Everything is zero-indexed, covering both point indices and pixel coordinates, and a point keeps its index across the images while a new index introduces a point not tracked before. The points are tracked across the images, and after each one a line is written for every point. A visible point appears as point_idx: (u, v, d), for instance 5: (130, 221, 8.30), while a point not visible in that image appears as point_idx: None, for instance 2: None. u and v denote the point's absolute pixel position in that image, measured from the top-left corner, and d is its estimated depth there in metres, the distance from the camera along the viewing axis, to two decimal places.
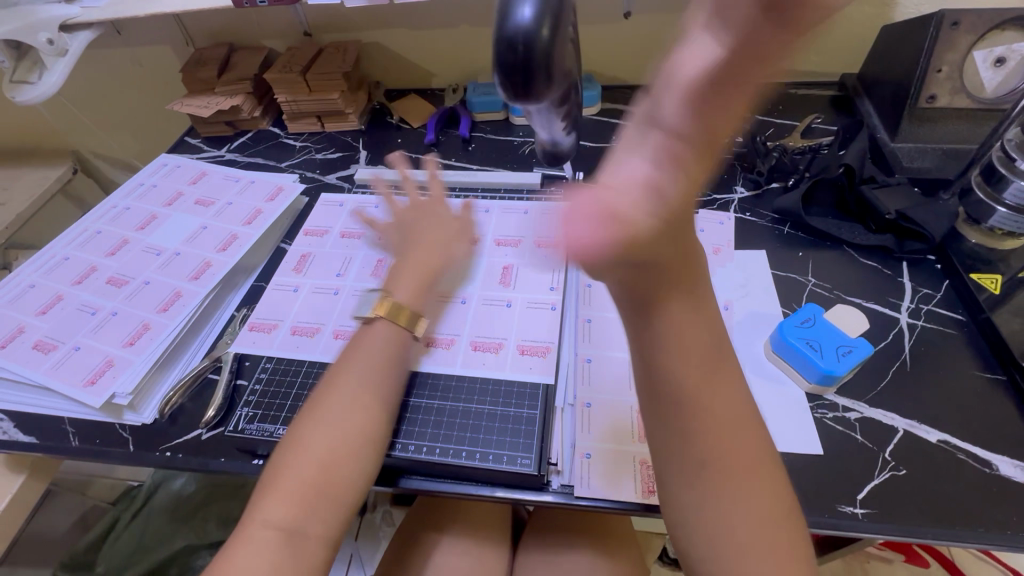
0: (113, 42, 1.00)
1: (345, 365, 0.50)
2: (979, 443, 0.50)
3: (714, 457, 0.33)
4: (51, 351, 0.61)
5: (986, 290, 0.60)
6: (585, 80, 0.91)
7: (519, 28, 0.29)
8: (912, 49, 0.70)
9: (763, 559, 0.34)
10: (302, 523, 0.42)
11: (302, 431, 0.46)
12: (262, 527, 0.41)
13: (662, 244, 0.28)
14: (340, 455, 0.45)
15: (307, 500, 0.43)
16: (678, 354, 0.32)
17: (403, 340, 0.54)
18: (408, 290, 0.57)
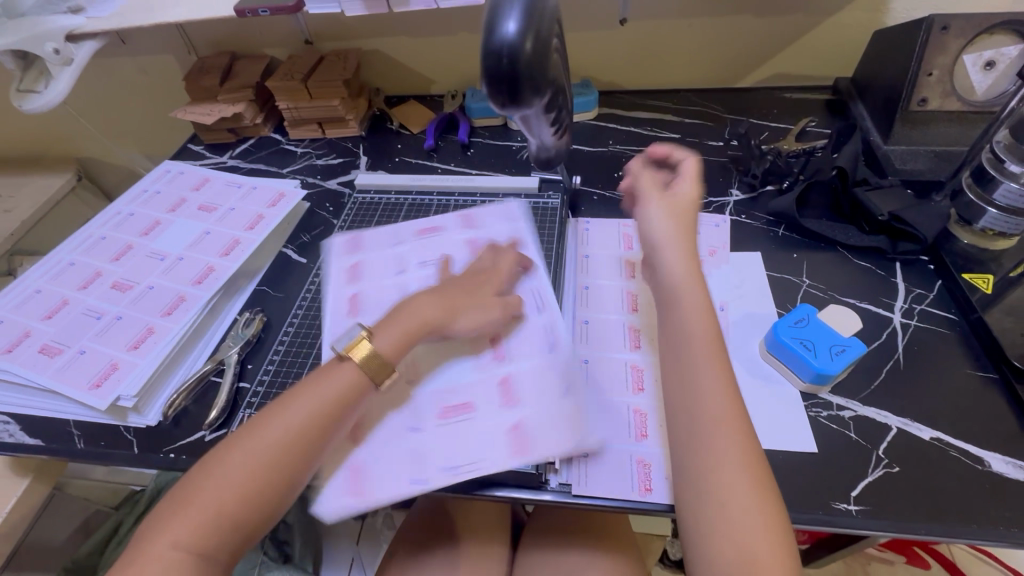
0: (117, 51, 1.01)
1: (297, 394, 0.49)
2: (972, 441, 0.51)
3: (704, 407, 0.44)
4: (57, 354, 0.61)
5: (979, 290, 0.60)
6: (582, 85, 0.93)
7: (504, 44, 0.38)
8: (903, 53, 0.72)
9: (742, 501, 0.41)
10: (208, 548, 0.43)
11: (225, 453, 0.46)
12: (168, 548, 0.42)
13: (679, 267, 0.52)
14: (250, 483, 0.45)
15: (208, 526, 0.43)
16: (697, 336, 0.48)
17: (362, 386, 0.51)
18: (390, 338, 0.53)
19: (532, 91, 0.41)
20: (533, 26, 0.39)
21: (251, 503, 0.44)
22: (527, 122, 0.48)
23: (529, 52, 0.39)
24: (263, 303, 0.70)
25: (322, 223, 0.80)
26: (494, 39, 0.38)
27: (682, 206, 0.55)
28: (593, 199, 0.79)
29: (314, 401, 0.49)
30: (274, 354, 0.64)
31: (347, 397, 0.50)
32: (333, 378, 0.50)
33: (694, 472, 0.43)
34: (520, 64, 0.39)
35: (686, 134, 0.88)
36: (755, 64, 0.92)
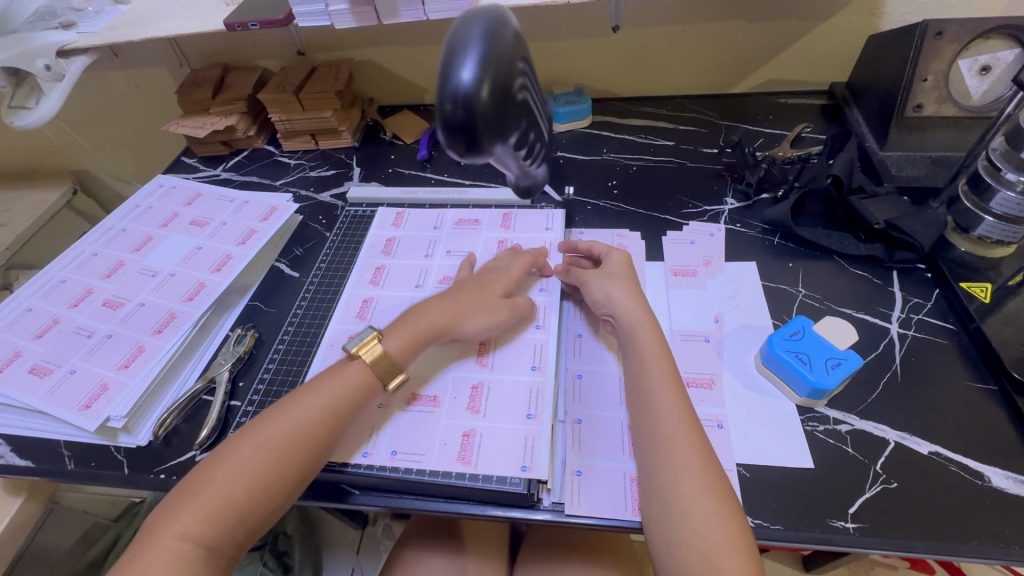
0: (110, 65, 1.01)
1: (307, 393, 0.52)
2: (971, 454, 0.50)
3: (666, 428, 0.47)
4: (47, 374, 0.61)
5: (977, 299, 0.60)
6: (575, 93, 0.92)
7: (458, 93, 0.38)
8: (898, 59, 0.71)
9: (706, 521, 0.42)
10: (215, 541, 0.44)
11: (237, 447, 0.48)
12: (179, 539, 0.43)
13: (629, 311, 0.57)
14: (258, 478, 0.46)
15: (217, 519, 0.45)
16: (653, 366, 0.52)
17: (373, 385, 0.53)
18: (400, 340, 0.56)
19: (491, 139, 0.40)
20: (489, 73, 0.38)
21: (257, 497, 0.46)
22: (499, 164, 0.47)
23: (486, 101, 0.38)
24: (259, 317, 0.70)
25: (315, 236, 0.80)
26: (448, 88, 0.38)
27: (617, 273, 0.61)
28: (588, 209, 0.78)
29: (322, 401, 0.51)
30: (264, 371, 0.64)
31: (359, 399, 0.52)
32: (343, 375, 0.53)
33: (658, 485, 0.45)
34: (476, 115, 0.38)
35: (680, 141, 0.87)
36: (749, 70, 0.91)
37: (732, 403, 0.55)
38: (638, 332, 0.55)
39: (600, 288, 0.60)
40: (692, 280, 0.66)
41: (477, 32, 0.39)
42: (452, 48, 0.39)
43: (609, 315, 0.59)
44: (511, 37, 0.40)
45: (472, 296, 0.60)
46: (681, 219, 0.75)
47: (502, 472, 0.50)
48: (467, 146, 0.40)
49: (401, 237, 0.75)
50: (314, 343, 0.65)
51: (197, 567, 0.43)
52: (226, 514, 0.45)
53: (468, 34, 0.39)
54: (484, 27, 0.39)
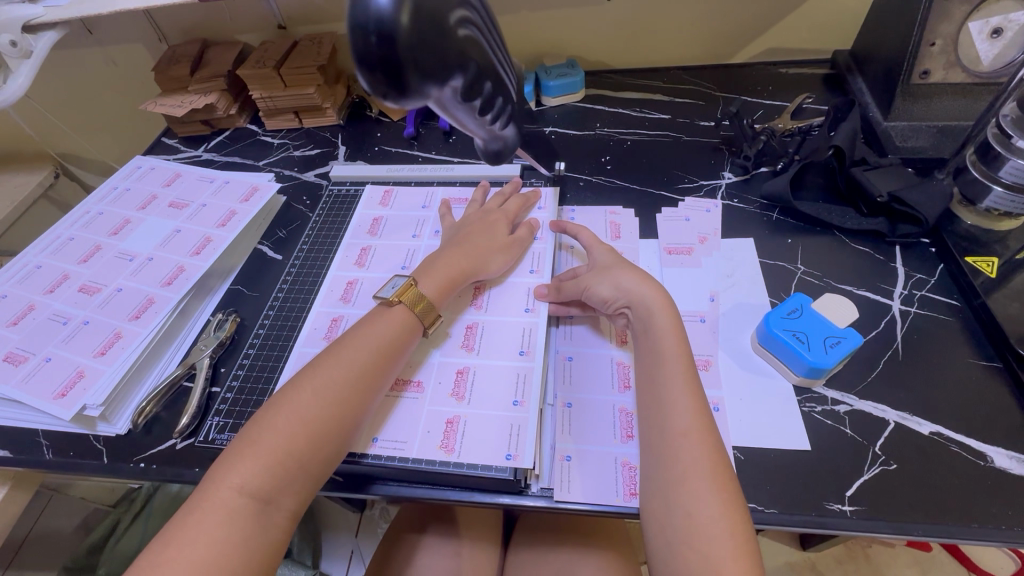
0: (84, 42, 0.97)
1: (353, 339, 0.51)
2: (975, 435, 0.48)
3: (682, 418, 0.46)
4: (22, 363, 0.59)
5: (982, 274, 0.57)
6: (568, 65, 0.88)
7: (370, 16, 0.37)
8: (905, 22, 0.67)
9: (718, 523, 0.41)
10: (273, 493, 0.43)
11: (289, 401, 0.46)
12: (234, 492, 0.42)
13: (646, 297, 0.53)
14: (315, 429, 0.45)
15: (276, 468, 0.43)
16: (669, 357, 0.49)
17: (413, 329, 0.54)
18: (434, 285, 0.57)
19: (411, 71, 0.39)
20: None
21: (316, 445, 0.45)
22: (439, 108, 0.46)
23: (405, 29, 0.37)
24: (242, 301, 0.68)
25: (299, 217, 0.77)
26: (364, 13, 0.37)
27: (614, 265, 0.57)
28: (580, 185, 0.75)
29: (370, 345, 0.51)
30: (244, 358, 0.62)
31: (403, 338, 0.53)
32: (386, 320, 0.53)
33: (665, 482, 0.43)
34: (391, 41, 0.37)
35: (676, 114, 0.84)
36: (749, 39, 0.87)
37: (727, 385, 0.53)
38: (657, 319, 0.52)
39: (599, 270, 0.57)
40: (687, 258, 0.64)
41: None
42: None
43: (626, 308, 0.54)
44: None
45: (478, 256, 0.60)
46: (676, 195, 0.72)
47: (488, 459, 0.48)
48: (387, 80, 0.39)
49: (388, 217, 0.73)
50: (294, 328, 0.63)
51: (254, 522, 0.42)
52: (287, 462, 0.44)
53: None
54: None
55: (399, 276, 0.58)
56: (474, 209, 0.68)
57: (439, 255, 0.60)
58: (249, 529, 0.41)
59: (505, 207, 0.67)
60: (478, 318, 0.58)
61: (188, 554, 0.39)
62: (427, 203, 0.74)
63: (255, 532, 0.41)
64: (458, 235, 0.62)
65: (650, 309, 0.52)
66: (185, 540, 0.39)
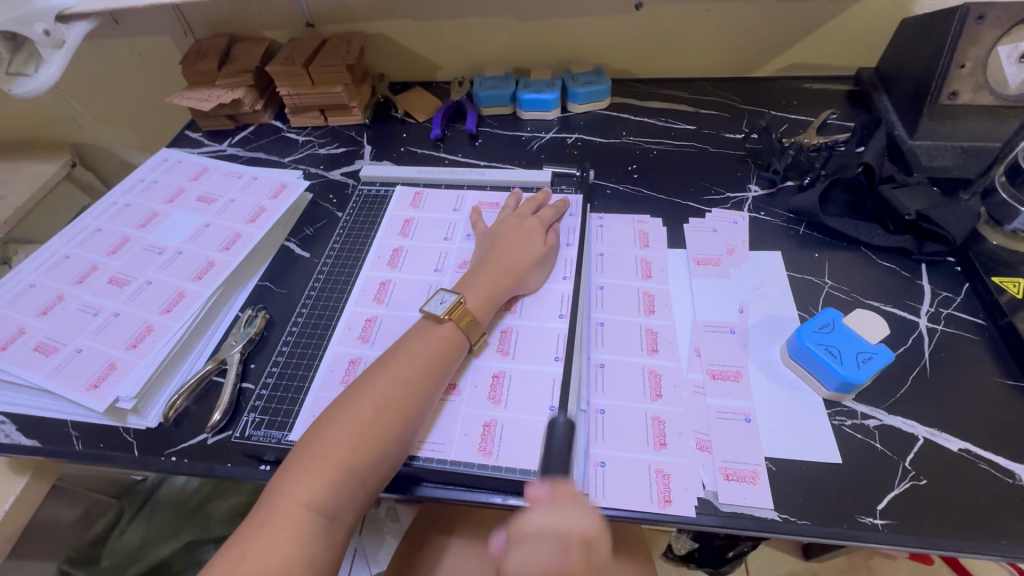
0: (111, 32, 0.97)
1: (403, 353, 0.52)
2: (1002, 453, 0.49)
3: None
4: (53, 353, 0.59)
5: (1008, 293, 0.58)
6: (595, 73, 0.89)
7: None
8: (934, 43, 0.68)
9: None
10: (337, 508, 0.44)
11: (348, 414, 0.47)
12: (303, 507, 0.42)
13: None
14: (376, 443, 0.46)
15: (339, 482, 0.44)
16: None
17: (460, 342, 0.54)
18: (478, 299, 0.57)
19: None
20: None
21: (373, 459, 0.46)
22: None
23: None
24: (270, 297, 0.68)
25: (326, 215, 0.78)
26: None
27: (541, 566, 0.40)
28: (607, 193, 0.76)
29: (420, 359, 0.51)
30: (277, 355, 0.62)
31: (451, 353, 0.53)
32: (434, 334, 0.53)
33: None
34: None
35: (701, 125, 0.85)
36: (773, 54, 0.88)
37: (759, 396, 0.54)
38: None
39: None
40: (715, 269, 0.65)
41: None
42: None
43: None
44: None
45: (514, 267, 0.61)
46: (703, 206, 0.73)
47: (527, 463, 0.49)
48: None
49: (419, 219, 0.73)
50: (327, 327, 0.63)
51: (321, 534, 0.42)
52: (349, 475, 0.44)
53: None
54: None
55: (443, 289, 0.58)
56: (507, 215, 0.68)
57: (477, 268, 0.61)
58: (317, 543, 0.42)
59: (538, 214, 0.68)
60: (513, 323, 0.60)
61: (262, 567, 0.40)
62: (456, 207, 0.74)
63: (322, 545, 0.42)
64: (495, 244, 0.63)
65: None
66: (258, 555, 0.40)
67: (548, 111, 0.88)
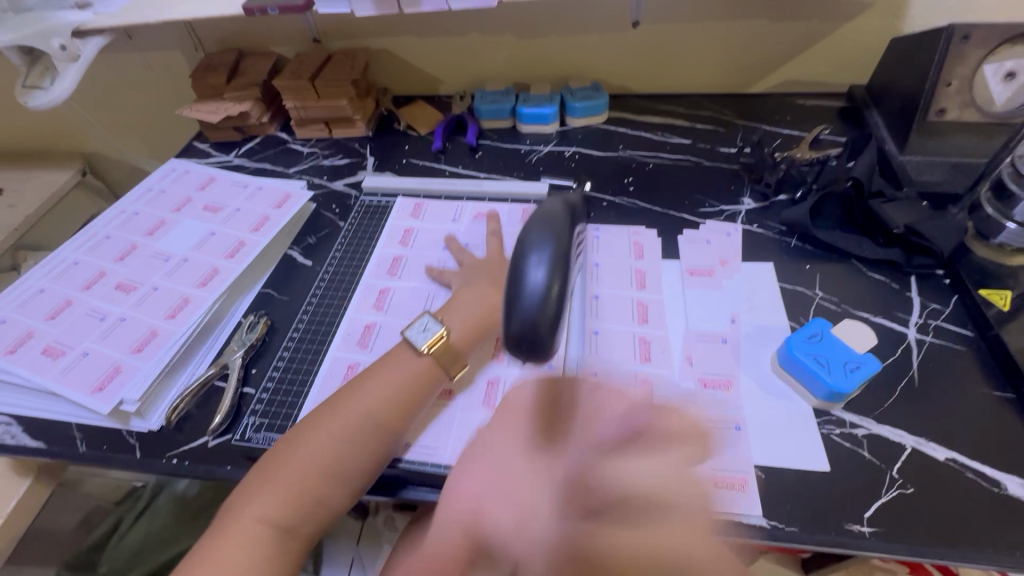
0: (124, 47, 1.00)
1: (377, 378, 0.54)
2: (989, 462, 0.50)
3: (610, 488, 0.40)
4: (60, 356, 0.61)
5: (995, 306, 0.60)
6: (592, 89, 0.91)
7: (527, 301, 0.43)
8: (922, 62, 0.70)
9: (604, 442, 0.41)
10: (293, 523, 0.47)
11: (305, 436, 0.50)
12: (254, 521, 0.46)
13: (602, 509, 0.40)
14: (334, 465, 0.49)
15: (295, 501, 0.48)
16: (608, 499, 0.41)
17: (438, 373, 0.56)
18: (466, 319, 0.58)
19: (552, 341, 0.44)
20: (554, 280, 0.44)
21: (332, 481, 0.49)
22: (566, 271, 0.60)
23: (552, 304, 0.43)
24: (272, 304, 0.70)
25: (328, 224, 0.79)
26: (520, 290, 0.44)
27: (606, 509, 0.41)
28: (603, 205, 0.78)
29: (391, 386, 0.54)
30: (278, 360, 0.63)
31: (426, 385, 0.55)
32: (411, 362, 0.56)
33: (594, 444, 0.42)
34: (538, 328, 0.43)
35: (697, 139, 0.87)
36: (768, 71, 0.90)
37: (748, 404, 0.55)
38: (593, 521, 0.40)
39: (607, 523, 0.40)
40: (708, 280, 0.66)
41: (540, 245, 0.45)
42: (523, 254, 0.45)
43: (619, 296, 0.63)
44: (558, 215, 0.49)
45: None
46: (698, 218, 0.74)
47: None
48: (535, 355, 0.44)
49: (419, 229, 0.75)
50: (328, 333, 0.65)
51: (271, 549, 0.46)
52: (303, 496, 0.48)
53: (532, 246, 0.46)
54: (552, 226, 0.47)
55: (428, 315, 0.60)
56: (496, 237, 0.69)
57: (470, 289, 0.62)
58: (267, 555, 0.45)
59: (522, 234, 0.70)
60: None
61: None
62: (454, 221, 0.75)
63: (273, 557, 0.46)
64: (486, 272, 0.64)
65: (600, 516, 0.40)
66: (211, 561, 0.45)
67: (546, 125, 0.90)
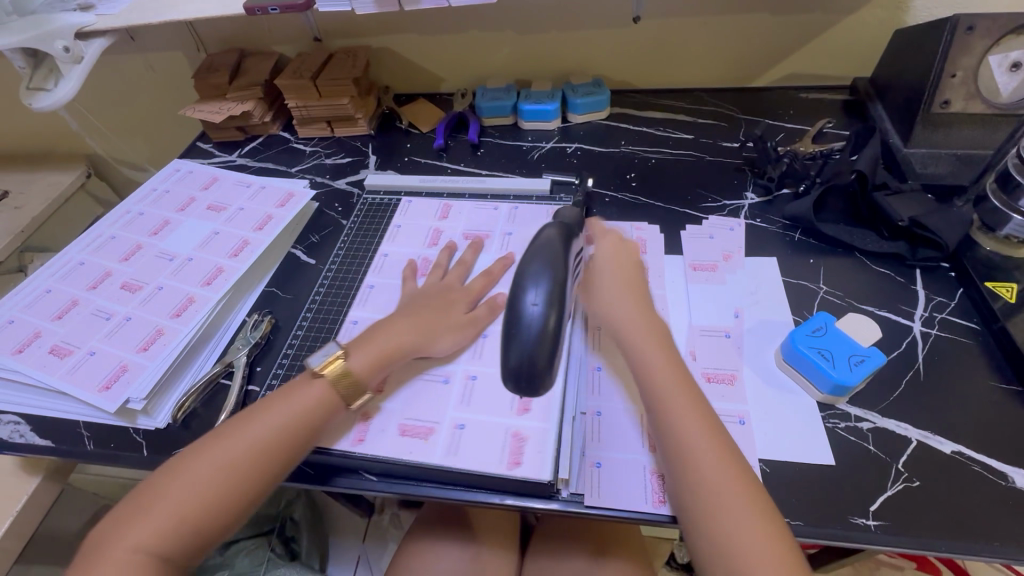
0: (127, 48, 1.01)
1: (260, 420, 0.50)
2: (995, 455, 0.49)
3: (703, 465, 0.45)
4: (67, 356, 0.62)
5: (1002, 298, 0.59)
6: (594, 85, 0.91)
7: (526, 331, 0.41)
8: (926, 53, 0.70)
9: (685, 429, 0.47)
10: (170, 552, 0.45)
11: (191, 460, 0.48)
12: (129, 552, 0.44)
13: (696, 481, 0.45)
14: (212, 495, 0.46)
15: (173, 530, 0.45)
16: (698, 457, 0.45)
17: (334, 405, 0.52)
18: (367, 356, 0.54)
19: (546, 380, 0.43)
20: (553, 304, 0.42)
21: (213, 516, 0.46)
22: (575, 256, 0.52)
23: (551, 331, 0.42)
24: (276, 303, 0.70)
25: (331, 223, 0.80)
26: (518, 319, 0.42)
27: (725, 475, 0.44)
28: (606, 201, 0.77)
29: (263, 436, 0.49)
30: (283, 358, 0.64)
31: (320, 414, 0.51)
32: (305, 392, 0.52)
33: (670, 441, 0.47)
34: (536, 366, 0.41)
35: (700, 134, 0.86)
36: (770, 65, 0.90)
37: (753, 398, 0.55)
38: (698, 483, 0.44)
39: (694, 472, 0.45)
40: (712, 275, 0.66)
41: (540, 274, 0.43)
42: (520, 282, 0.44)
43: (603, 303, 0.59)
44: (556, 244, 0.46)
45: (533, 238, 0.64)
46: (701, 214, 0.74)
47: (513, 466, 0.49)
48: (532, 392, 0.42)
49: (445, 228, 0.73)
50: (333, 330, 0.65)
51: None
52: (181, 523, 0.45)
53: (531, 270, 0.44)
54: (546, 254, 0.44)
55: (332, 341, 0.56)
56: (434, 283, 0.64)
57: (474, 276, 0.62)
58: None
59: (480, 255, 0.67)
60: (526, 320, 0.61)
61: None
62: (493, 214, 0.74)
63: None
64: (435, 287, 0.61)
65: (697, 483, 0.44)
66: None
67: (548, 122, 0.90)
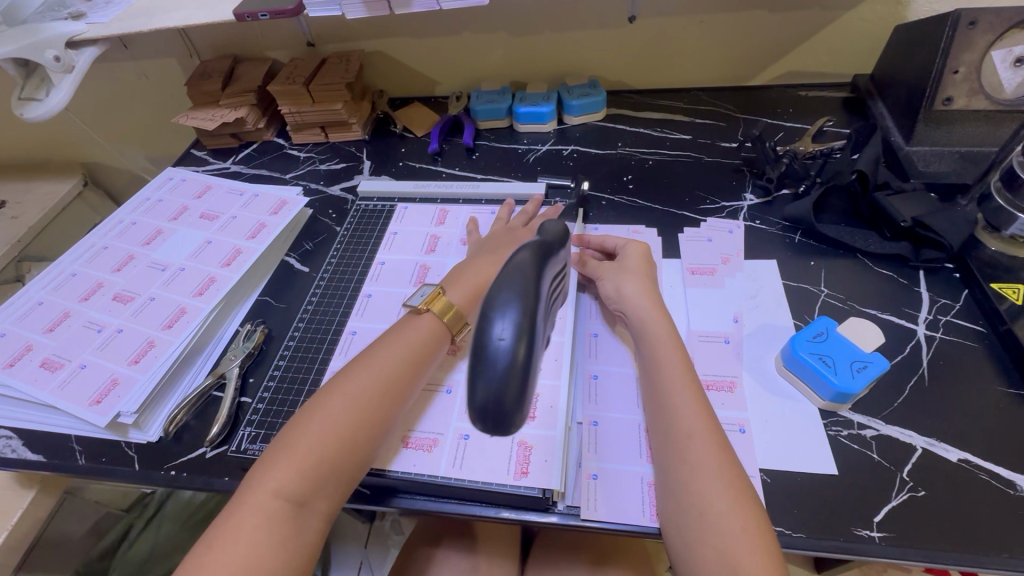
0: (119, 56, 1.00)
1: (377, 356, 0.50)
2: (1004, 463, 0.48)
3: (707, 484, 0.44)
4: (58, 369, 0.61)
5: (1008, 300, 0.57)
6: (589, 86, 0.90)
7: (491, 362, 0.34)
8: (927, 50, 0.68)
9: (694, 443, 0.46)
10: (308, 496, 0.44)
11: (324, 399, 0.48)
12: (271, 495, 0.43)
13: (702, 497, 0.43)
14: (346, 432, 0.46)
15: (310, 472, 0.44)
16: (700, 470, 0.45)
17: (441, 335, 0.53)
18: (464, 293, 0.55)
19: (518, 419, 0.35)
20: (525, 334, 0.35)
21: (348, 450, 0.46)
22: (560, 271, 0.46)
23: (521, 362, 0.35)
24: (269, 312, 0.69)
25: (325, 230, 0.79)
26: (482, 354, 0.35)
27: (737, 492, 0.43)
28: (602, 204, 0.76)
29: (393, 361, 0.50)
30: (275, 369, 0.63)
31: (430, 344, 0.52)
32: (415, 326, 0.53)
33: (672, 457, 0.46)
34: (504, 404, 0.34)
35: (698, 135, 0.85)
36: (768, 63, 0.89)
37: (753, 407, 0.54)
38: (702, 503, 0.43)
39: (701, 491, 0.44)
40: (710, 279, 0.65)
41: (511, 297, 0.36)
42: (488, 304, 0.37)
43: (621, 311, 0.58)
44: (528, 266, 0.39)
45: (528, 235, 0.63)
46: (699, 216, 0.73)
47: (510, 477, 0.49)
48: (500, 433, 0.35)
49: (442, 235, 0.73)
50: (325, 339, 0.64)
51: (287, 522, 0.42)
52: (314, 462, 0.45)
53: (503, 292, 0.37)
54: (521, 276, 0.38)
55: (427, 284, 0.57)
56: (500, 226, 0.67)
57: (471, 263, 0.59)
58: (286, 529, 0.42)
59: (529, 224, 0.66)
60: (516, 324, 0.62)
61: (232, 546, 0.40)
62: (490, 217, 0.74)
63: (287, 530, 0.42)
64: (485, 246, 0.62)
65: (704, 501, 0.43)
66: (225, 543, 0.41)
67: (544, 124, 0.88)
